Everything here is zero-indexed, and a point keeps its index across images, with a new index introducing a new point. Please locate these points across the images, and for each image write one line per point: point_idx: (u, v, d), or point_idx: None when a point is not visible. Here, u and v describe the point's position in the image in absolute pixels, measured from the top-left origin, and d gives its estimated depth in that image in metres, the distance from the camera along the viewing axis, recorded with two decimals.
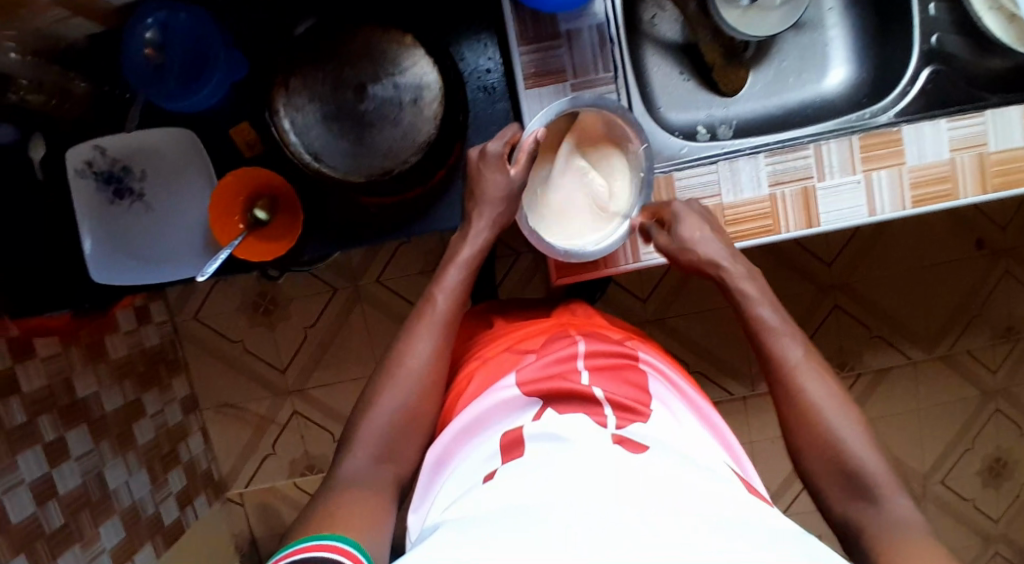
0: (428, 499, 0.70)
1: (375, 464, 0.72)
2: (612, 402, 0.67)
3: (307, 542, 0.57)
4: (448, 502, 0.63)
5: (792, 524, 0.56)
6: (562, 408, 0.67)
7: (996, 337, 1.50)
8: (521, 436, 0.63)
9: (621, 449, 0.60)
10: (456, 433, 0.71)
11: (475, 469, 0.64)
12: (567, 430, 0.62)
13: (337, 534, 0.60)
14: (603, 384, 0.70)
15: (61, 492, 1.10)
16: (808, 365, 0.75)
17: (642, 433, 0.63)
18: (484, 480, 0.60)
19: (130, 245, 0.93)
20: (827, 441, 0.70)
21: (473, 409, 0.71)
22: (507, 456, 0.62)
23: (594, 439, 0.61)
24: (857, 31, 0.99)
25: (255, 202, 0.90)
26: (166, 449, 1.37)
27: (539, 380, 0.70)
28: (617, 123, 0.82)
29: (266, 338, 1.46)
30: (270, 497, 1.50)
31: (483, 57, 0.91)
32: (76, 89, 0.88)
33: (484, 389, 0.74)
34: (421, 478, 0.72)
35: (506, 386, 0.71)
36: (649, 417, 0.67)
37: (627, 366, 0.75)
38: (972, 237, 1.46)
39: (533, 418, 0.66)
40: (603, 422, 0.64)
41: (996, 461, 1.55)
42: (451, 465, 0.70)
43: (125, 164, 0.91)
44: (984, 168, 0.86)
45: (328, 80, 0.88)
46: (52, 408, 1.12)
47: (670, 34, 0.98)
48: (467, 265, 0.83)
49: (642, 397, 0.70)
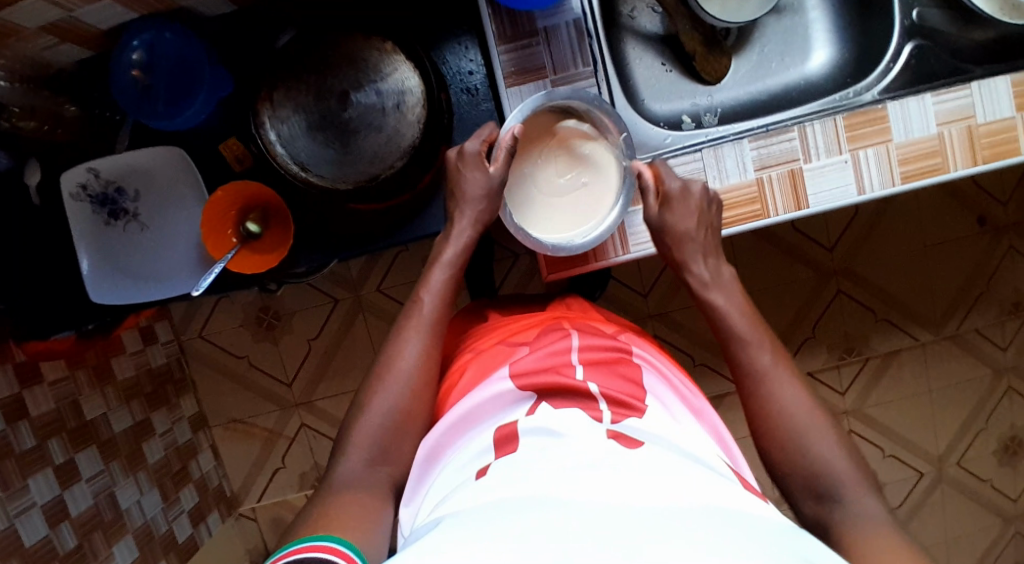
0: (421, 491, 0.70)
1: (370, 466, 0.73)
2: (606, 397, 0.67)
3: (303, 542, 0.58)
4: (440, 497, 0.63)
5: (778, 515, 0.55)
6: (556, 402, 0.67)
7: (1004, 314, 1.48)
8: (515, 431, 0.63)
9: (615, 445, 0.60)
10: (449, 427, 0.71)
11: (468, 465, 0.64)
12: (563, 426, 0.62)
13: (329, 535, 0.61)
14: (597, 378, 0.70)
15: (73, 513, 1.11)
16: (778, 369, 0.76)
17: (636, 427, 0.63)
18: (477, 475, 0.60)
19: (127, 265, 0.94)
20: (793, 450, 0.71)
21: (466, 403, 0.71)
22: (500, 451, 0.62)
23: (588, 434, 0.61)
24: (837, 11, 0.99)
25: (246, 216, 0.91)
26: (177, 467, 1.38)
27: (532, 373, 0.70)
28: (594, 115, 0.82)
29: (272, 352, 1.47)
30: (281, 510, 1.51)
31: (465, 59, 0.92)
32: (67, 113, 0.89)
33: (478, 382, 0.74)
34: (413, 471, 0.72)
35: (500, 379, 0.71)
36: (644, 412, 0.67)
37: (621, 359, 0.75)
38: (973, 214, 1.45)
39: (527, 414, 0.66)
40: (598, 416, 0.65)
41: (1011, 440, 1.54)
42: (443, 459, 0.70)
43: (119, 185, 0.93)
44: (974, 139, 0.86)
45: (311, 90, 0.88)
46: (61, 431, 1.13)
47: (651, 26, 0.98)
48: (453, 264, 0.84)
49: (636, 391, 0.70)
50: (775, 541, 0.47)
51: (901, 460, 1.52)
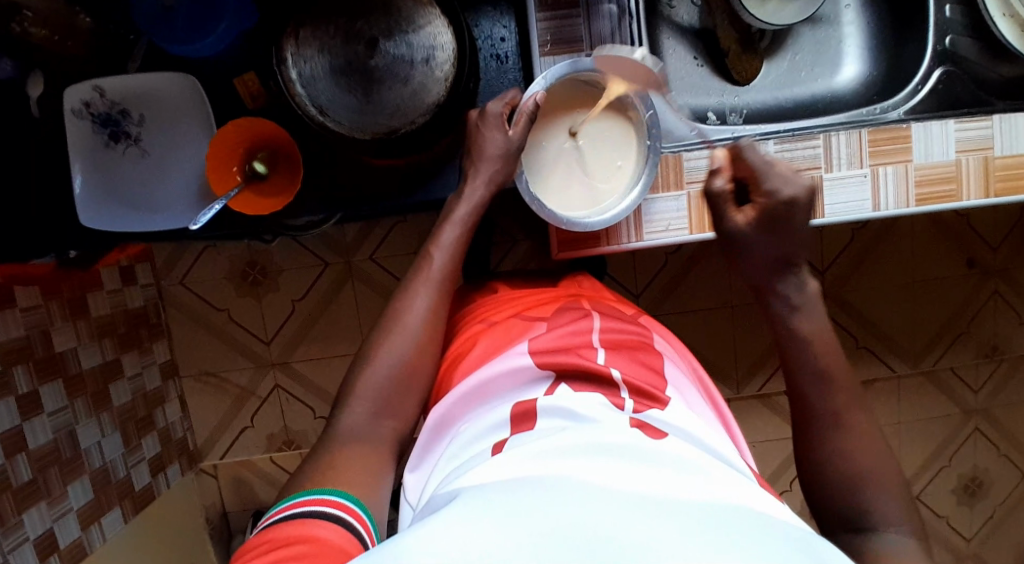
0: (429, 460, 0.69)
1: (375, 419, 0.71)
2: (628, 385, 0.66)
3: (306, 495, 0.59)
4: (449, 471, 0.61)
5: (794, 519, 0.53)
6: (576, 386, 0.65)
7: (981, 356, 1.51)
8: (533, 409, 0.62)
9: (640, 433, 0.58)
10: (461, 397, 0.69)
11: (481, 438, 0.62)
12: (589, 410, 0.60)
13: (335, 489, 0.61)
14: (619, 363, 0.69)
15: (31, 446, 1.08)
16: (827, 399, 0.73)
17: (659, 418, 0.61)
18: (493, 451, 0.58)
19: (121, 191, 0.90)
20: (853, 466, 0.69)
21: (481, 374, 0.69)
22: (515, 428, 0.60)
23: (613, 420, 0.59)
24: (872, 29, 0.99)
25: (254, 154, 0.88)
26: (142, 414, 1.34)
27: (552, 352, 0.69)
28: (620, 88, 0.82)
29: (253, 308, 1.42)
30: (244, 470, 1.48)
31: (498, 26, 0.90)
32: (80, 24, 0.84)
33: (493, 355, 0.72)
34: (420, 439, 0.70)
35: (519, 354, 0.69)
36: (667, 404, 0.64)
37: (641, 347, 0.73)
38: (964, 255, 1.46)
39: (546, 394, 0.64)
40: (620, 404, 0.63)
41: (972, 480, 1.56)
42: (452, 431, 0.68)
43: (124, 108, 0.89)
44: (989, 172, 0.86)
45: (340, 31, 0.85)
46: (28, 360, 1.09)
47: (687, 18, 0.97)
48: (464, 223, 0.82)
49: (658, 382, 0.68)
50: (805, 544, 0.45)
51: None
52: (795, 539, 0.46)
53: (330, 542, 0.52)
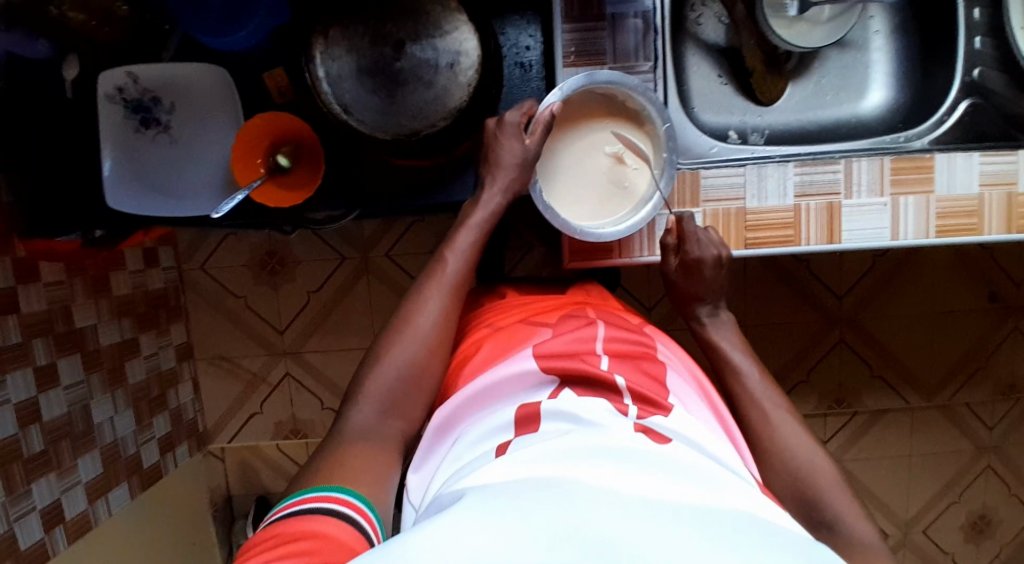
0: (433, 461, 0.70)
1: (382, 417, 0.72)
2: (632, 391, 0.66)
3: (312, 493, 0.60)
4: (454, 471, 0.61)
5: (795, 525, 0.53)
6: (579, 391, 0.66)
7: (997, 393, 1.48)
8: (538, 412, 0.62)
9: (645, 438, 0.58)
10: (465, 399, 0.69)
11: (489, 438, 0.63)
12: (594, 415, 0.61)
13: (334, 485, 0.62)
14: (622, 370, 0.69)
15: (45, 417, 1.11)
16: None
17: (664, 424, 0.62)
18: (497, 453, 0.58)
19: (148, 175, 0.94)
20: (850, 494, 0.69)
21: (486, 376, 0.69)
22: (519, 430, 0.61)
23: (615, 425, 0.59)
24: (900, 57, 0.98)
25: (278, 147, 0.90)
26: (155, 393, 1.37)
27: (557, 356, 0.69)
28: (635, 100, 0.82)
29: (269, 297, 1.45)
30: (251, 455, 1.50)
31: (524, 34, 0.91)
32: (118, 12, 0.86)
33: (496, 359, 0.73)
34: (423, 440, 0.71)
35: (524, 357, 0.69)
36: (670, 411, 0.65)
37: (645, 356, 0.73)
38: (986, 289, 1.44)
39: (549, 397, 0.65)
40: (624, 409, 0.63)
41: (980, 518, 1.54)
42: (457, 431, 0.69)
43: (156, 95, 0.92)
44: (1011, 208, 0.86)
45: (368, 33, 0.86)
46: (47, 333, 1.12)
47: (714, 35, 0.97)
48: (479, 229, 0.83)
49: (660, 390, 0.68)
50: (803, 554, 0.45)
51: (872, 520, 1.51)
52: (794, 547, 0.46)
53: (336, 542, 0.53)
